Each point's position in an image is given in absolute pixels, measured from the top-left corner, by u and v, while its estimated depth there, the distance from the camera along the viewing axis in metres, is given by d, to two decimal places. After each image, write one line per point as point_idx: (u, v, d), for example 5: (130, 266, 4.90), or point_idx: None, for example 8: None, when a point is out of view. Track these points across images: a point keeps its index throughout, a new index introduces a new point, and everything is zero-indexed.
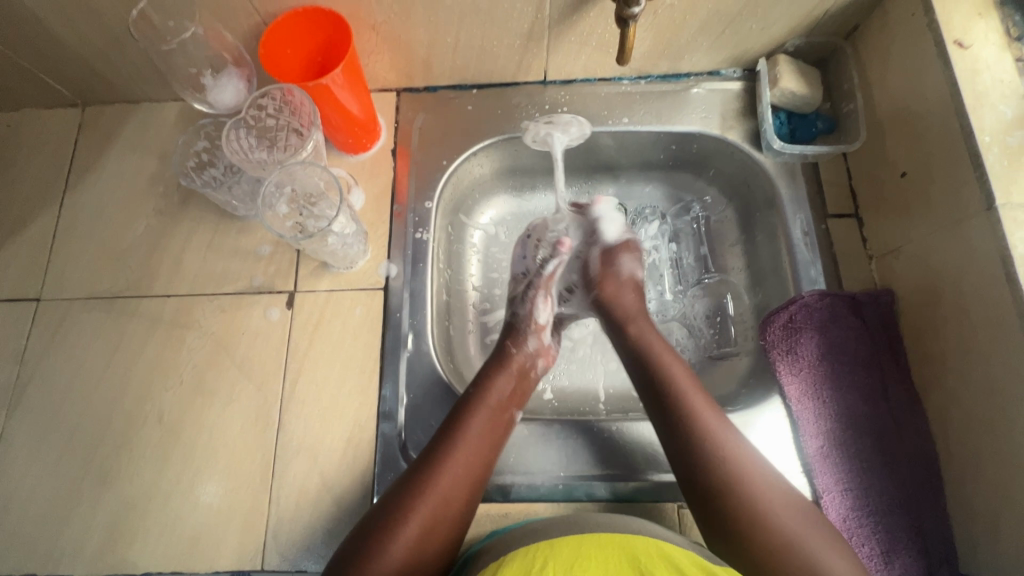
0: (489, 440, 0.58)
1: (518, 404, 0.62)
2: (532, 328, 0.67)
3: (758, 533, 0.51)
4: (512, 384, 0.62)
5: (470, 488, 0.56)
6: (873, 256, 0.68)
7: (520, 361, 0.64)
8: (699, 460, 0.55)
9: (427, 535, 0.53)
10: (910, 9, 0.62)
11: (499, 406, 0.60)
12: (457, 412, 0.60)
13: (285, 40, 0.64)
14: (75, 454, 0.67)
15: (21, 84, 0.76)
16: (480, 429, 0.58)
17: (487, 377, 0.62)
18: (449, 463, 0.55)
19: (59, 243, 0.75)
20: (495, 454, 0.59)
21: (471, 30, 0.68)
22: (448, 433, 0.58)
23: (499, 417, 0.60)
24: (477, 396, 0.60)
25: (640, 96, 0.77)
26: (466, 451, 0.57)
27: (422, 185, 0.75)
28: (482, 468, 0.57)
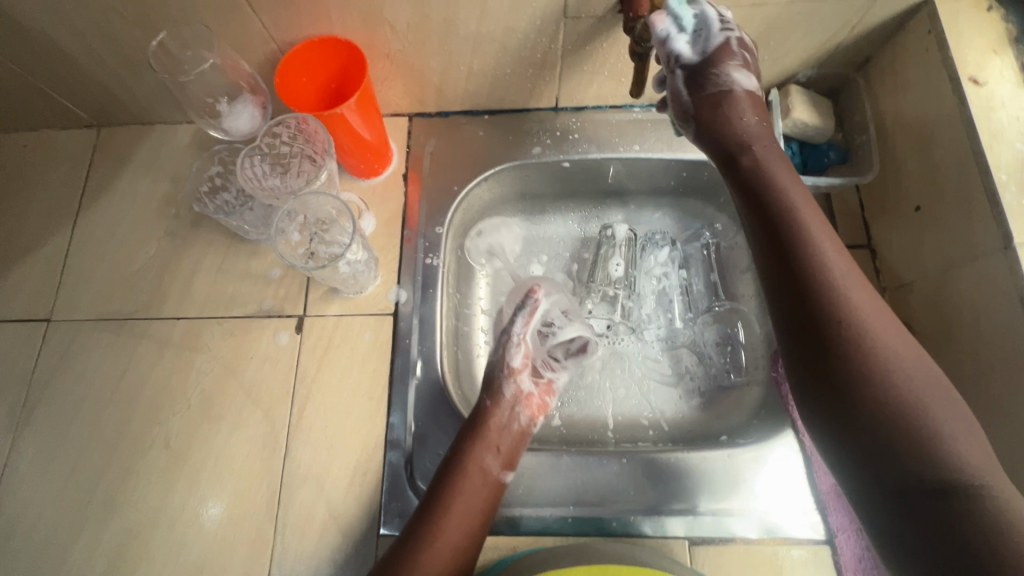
0: (472, 509, 0.58)
1: (503, 465, 0.62)
2: (510, 375, 0.67)
3: (901, 389, 0.46)
4: (492, 450, 0.61)
5: (457, 562, 0.55)
6: (886, 288, 0.68)
7: (503, 418, 0.64)
8: (875, 329, 0.49)
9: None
10: (924, 44, 0.62)
11: (480, 474, 0.60)
12: (437, 486, 0.59)
13: (301, 69, 0.65)
14: (81, 478, 0.66)
15: (38, 106, 0.77)
16: (462, 503, 0.57)
17: (467, 442, 0.61)
18: (430, 543, 0.55)
19: (71, 263, 0.75)
20: (479, 530, 0.57)
21: (484, 59, 0.68)
22: (429, 510, 0.57)
23: (482, 484, 0.59)
24: (457, 467, 0.60)
25: (652, 123, 0.77)
26: (449, 527, 0.56)
27: (433, 210, 0.75)
28: (465, 545, 0.56)
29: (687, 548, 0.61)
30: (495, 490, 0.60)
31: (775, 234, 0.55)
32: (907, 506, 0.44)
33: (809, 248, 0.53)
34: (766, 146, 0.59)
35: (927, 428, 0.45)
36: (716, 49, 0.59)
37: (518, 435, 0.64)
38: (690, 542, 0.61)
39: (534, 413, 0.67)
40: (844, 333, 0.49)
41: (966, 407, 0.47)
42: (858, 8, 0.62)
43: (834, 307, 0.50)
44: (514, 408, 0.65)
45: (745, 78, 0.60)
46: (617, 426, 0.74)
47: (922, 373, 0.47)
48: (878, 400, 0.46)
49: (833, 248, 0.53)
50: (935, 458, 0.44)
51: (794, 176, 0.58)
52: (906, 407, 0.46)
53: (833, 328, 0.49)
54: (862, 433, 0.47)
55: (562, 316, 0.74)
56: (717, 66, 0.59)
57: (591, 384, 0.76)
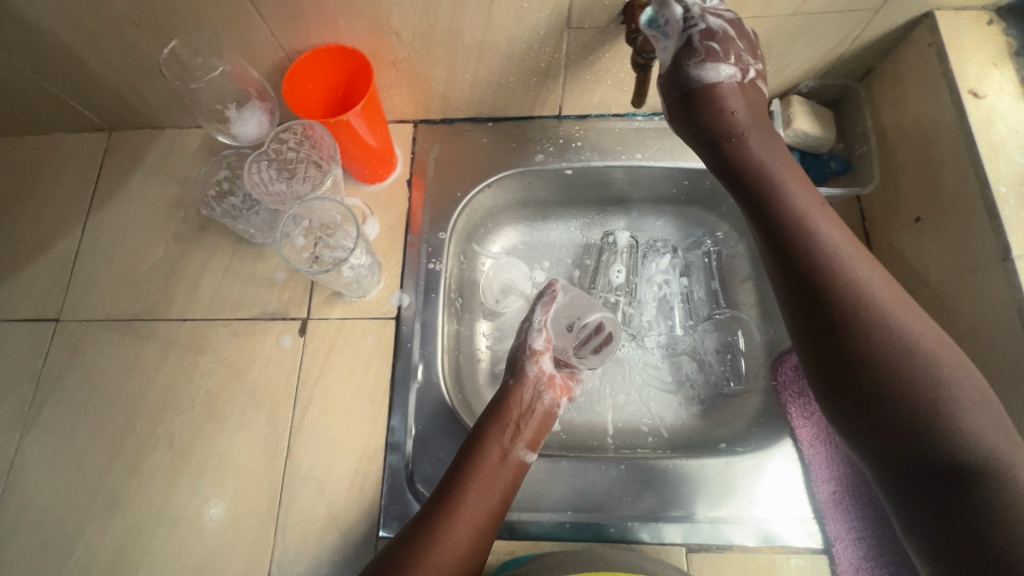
0: (496, 487, 0.58)
1: (526, 444, 0.63)
2: (532, 359, 0.67)
3: (915, 361, 0.45)
4: (513, 431, 0.62)
5: (478, 538, 0.56)
6: None
7: (526, 396, 0.64)
8: (884, 308, 0.48)
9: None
10: (925, 56, 0.63)
11: (502, 453, 0.60)
12: (460, 463, 0.60)
13: (309, 76, 0.66)
14: (86, 476, 0.67)
15: (51, 109, 0.79)
16: (484, 479, 0.58)
17: (491, 421, 0.62)
18: (451, 517, 0.55)
19: (80, 264, 0.77)
20: (499, 506, 0.58)
21: (489, 68, 0.69)
22: (450, 484, 0.58)
23: (505, 464, 0.60)
24: (480, 444, 0.61)
25: (654, 132, 0.78)
26: (471, 500, 0.57)
27: (436, 216, 0.76)
28: (485, 521, 0.56)
29: (685, 555, 0.62)
30: (518, 470, 0.61)
31: (775, 225, 0.53)
32: (922, 478, 0.44)
33: (808, 233, 0.52)
34: (760, 132, 0.58)
35: (943, 398, 0.44)
36: (692, 43, 0.56)
37: (540, 416, 0.65)
38: (687, 549, 0.62)
39: (559, 394, 0.67)
40: (849, 307, 0.48)
41: (976, 377, 0.46)
42: (859, 21, 0.62)
43: (838, 292, 0.49)
44: (537, 388, 0.65)
45: (726, 67, 0.57)
46: (616, 432, 0.74)
47: (937, 346, 0.46)
48: (894, 373, 0.45)
49: (830, 226, 0.52)
50: (951, 426, 0.43)
51: (789, 162, 0.57)
52: (921, 377, 0.45)
53: (835, 303, 0.49)
54: (878, 411, 0.46)
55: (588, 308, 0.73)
56: (692, 61, 0.56)
57: (591, 390, 0.76)
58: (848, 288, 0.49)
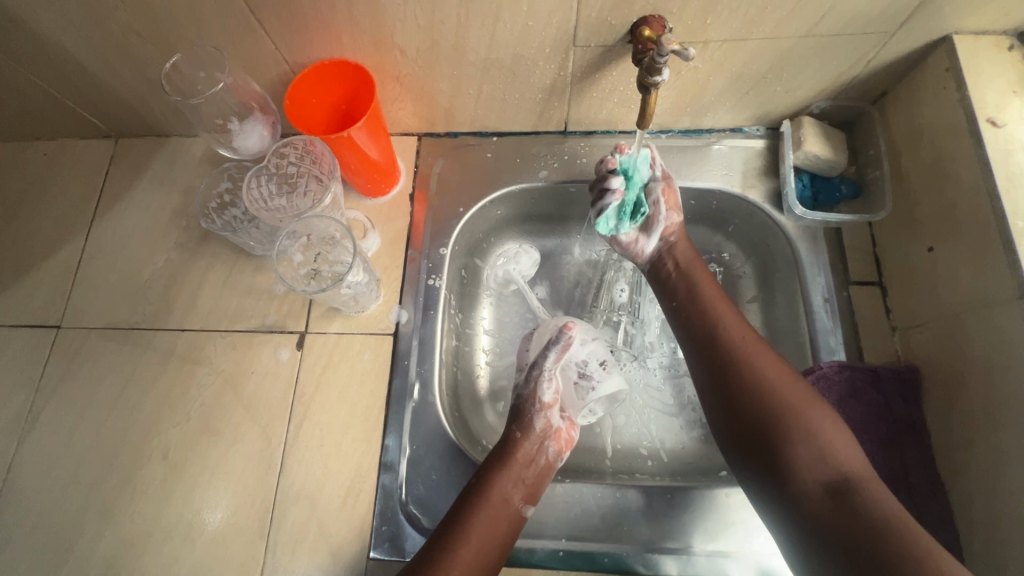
0: (491, 538, 0.57)
1: (526, 497, 0.61)
2: (540, 413, 0.65)
3: (807, 430, 0.55)
4: (517, 481, 0.60)
5: None
6: (896, 328, 0.66)
7: (528, 454, 0.62)
8: (783, 393, 0.57)
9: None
10: (941, 82, 0.61)
11: (504, 502, 0.59)
12: (459, 511, 0.58)
13: (311, 90, 0.66)
14: (81, 485, 0.67)
15: (59, 116, 0.79)
16: (483, 530, 0.57)
17: (493, 468, 0.61)
18: (447, 568, 0.54)
19: (82, 271, 0.77)
20: (496, 559, 0.57)
21: (494, 84, 0.68)
22: (449, 534, 0.56)
23: (503, 514, 0.58)
24: (483, 492, 0.59)
25: (660, 150, 0.76)
26: (467, 550, 0.55)
27: (437, 231, 0.75)
28: (481, 572, 0.55)
29: None
30: (516, 522, 0.59)
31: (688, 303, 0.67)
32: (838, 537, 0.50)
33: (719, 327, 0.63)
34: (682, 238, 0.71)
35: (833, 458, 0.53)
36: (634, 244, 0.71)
37: (541, 467, 0.63)
38: None
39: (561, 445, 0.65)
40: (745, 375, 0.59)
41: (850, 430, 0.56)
42: (874, 44, 0.60)
43: (749, 394, 0.58)
44: (542, 443, 0.64)
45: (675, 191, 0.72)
46: (615, 455, 0.72)
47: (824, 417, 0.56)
48: (790, 440, 0.55)
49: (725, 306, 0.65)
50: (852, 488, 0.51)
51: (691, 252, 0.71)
52: (817, 447, 0.54)
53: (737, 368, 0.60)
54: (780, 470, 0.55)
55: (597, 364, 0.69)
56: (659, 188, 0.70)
57: None
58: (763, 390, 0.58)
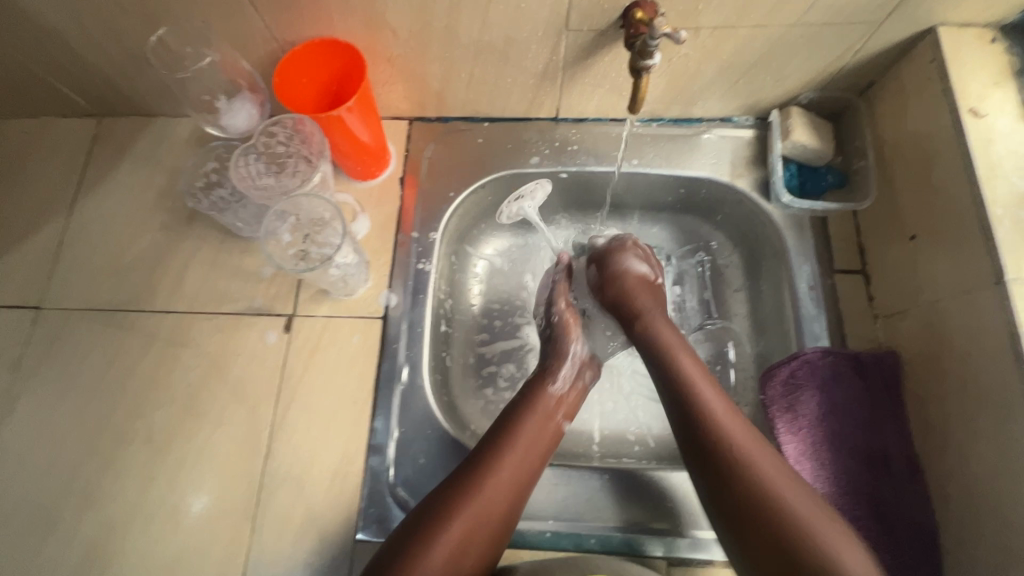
0: (539, 445, 0.59)
1: (567, 412, 0.65)
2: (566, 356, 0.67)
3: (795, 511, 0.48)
4: (561, 399, 0.64)
5: (514, 495, 0.55)
6: (878, 315, 0.68)
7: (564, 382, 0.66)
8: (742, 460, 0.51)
9: (470, 536, 0.52)
10: (926, 73, 0.62)
11: (549, 412, 0.62)
12: (505, 420, 0.60)
13: (301, 70, 0.65)
14: (62, 468, 0.66)
15: (40, 94, 0.77)
16: (532, 436, 0.59)
17: (537, 384, 0.65)
18: (498, 468, 0.55)
19: (64, 252, 0.76)
20: (541, 465, 0.59)
21: (485, 68, 0.68)
22: (496, 437, 0.58)
23: (549, 424, 0.61)
24: (528, 403, 0.62)
25: (651, 138, 0.77)
26: (515, 453, 0.57)
27: (427, 215, 0.75)
28: (530, 475, 0.57)
29: (666, 567, 0.61)
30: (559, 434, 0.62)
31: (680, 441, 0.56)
32: None
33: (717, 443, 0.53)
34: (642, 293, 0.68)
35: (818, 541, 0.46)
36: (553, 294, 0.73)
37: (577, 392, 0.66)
38: (668, 562, 0.61)
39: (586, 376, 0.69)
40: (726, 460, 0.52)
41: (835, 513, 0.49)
42: (861, 34, 0.61)
43: (729, 476, 0.51)
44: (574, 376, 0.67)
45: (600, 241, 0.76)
46: (602, 441, 0.73)
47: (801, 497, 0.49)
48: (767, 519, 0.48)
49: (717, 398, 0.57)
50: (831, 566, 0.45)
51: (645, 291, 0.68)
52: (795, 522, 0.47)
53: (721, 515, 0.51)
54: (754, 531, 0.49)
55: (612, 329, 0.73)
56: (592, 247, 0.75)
57: None
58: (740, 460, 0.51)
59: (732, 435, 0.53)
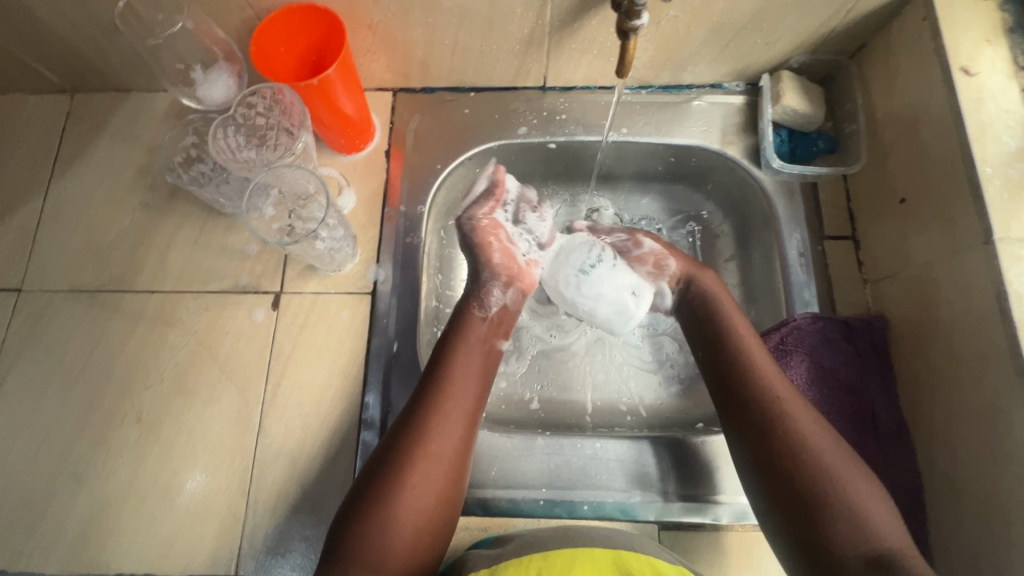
0: (475, 372, 0.59)
1: (497, 335, 0.64)
2: (494, 278, 0.66)
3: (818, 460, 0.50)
4: (491, 324, 0.64)
5: (463, 428, 0.56)
6: (868, 281, 0.68)
7: (494, 304, 0.65)
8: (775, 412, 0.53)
9: (427, 485, 0.52)
10: (918, 32, 0.61)
11: (480, 344, 0.62)
12: (436, 361, 0.59)
13: (279, 38, 0.63)
14: (52, 450, 0.66)
15: (9, 69, 0.74)
16: (464, 368, 0.59)
17: (465, 318, 0.63)
18: (439, 409, 0.55)
19: (42, 232, 0.74)
20: (480, 395, 0.59)
21: (470, 34, 0.66)
22: (432, 379, 0.57)
23: (482, 350, 0.61)
24: (458, 339, 0.61)
25: (641, 106, 0.75)
26: (454, 386, 0.57)
27: (415, 188, 0.74)
28: (472, 407, 0.57)
29: (657, 532, 0.62)
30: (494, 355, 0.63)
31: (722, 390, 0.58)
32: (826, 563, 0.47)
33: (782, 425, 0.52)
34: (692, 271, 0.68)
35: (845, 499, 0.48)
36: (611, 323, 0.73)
37: (510, 312, 0.66)
38: (660, 525, 0.62)
39: (521, 290, 0.68)
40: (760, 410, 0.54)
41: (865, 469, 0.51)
42: None
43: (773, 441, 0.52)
44: (501, 295, 0.66)
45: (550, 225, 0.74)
46: (595, 411, 0.74)
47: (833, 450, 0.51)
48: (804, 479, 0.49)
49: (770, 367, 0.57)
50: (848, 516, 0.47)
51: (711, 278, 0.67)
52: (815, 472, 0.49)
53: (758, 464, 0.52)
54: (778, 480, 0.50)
55: (622, 288, 0.68)
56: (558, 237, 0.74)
57: (572, 368, 0.76)
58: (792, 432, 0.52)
59: (786, 412, 0.53)
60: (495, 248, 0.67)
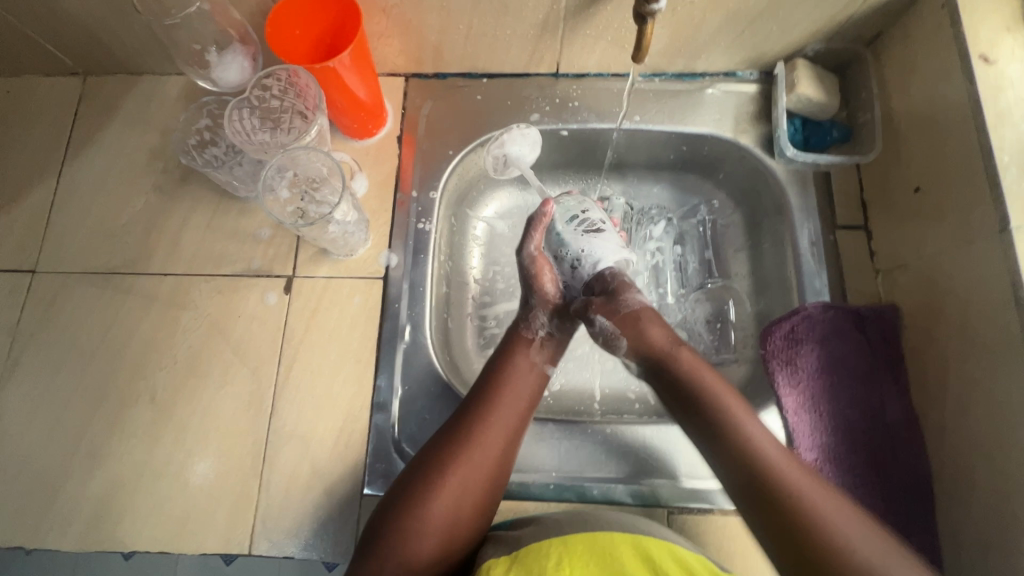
0: (526, 391, 0.59)
1: (550, 355, 0.64)
2: (543, 303, 0.65)
3: (763, 463, 0.50)
4: (544, 342, 0.64)
5: (507, 444, 0.56)
6: (879, 271, 0.68)
7: (543, 323, 0.65)
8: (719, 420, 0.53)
9: (465, 491, 0.53)
10: (937, 19, 0.61)
11: (531, 361, 0.62)
12: (489, 371, 0.60)
13: (295, 21, 0.62)
14: (67, 428, 0.66)
15: (23, 50, 0.74)
16: (517, 384, 0.59)
17: (517, 333, 0.64)
18: (486, 419, 0.56)
19: (56, 214, 0.74)
20: (528, 413, 0.59)
21: (484, 18, 0.66)
22: (485, 386, 0.59)
23: (534, 369, 0.61)
24: (510, 355, 0.62)
25: (653, 94, 0.75)
26: (504, 402, 0.57)
27: (427, 173, 0.74)
28: (518, 423, 0.57)
29: (668, 516, 0.62)
30: (546, 376, 0.62)
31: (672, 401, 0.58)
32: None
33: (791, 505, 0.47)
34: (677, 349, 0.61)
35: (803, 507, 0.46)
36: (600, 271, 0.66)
37: (557, 340, 0.65)
38: (669, 511, 0.62)
39: (575, 316, 0.69)
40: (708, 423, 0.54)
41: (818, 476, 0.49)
42: None
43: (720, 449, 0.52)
44: (554, 318, 0.66)
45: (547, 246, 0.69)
46: (604, 398, 0.75)
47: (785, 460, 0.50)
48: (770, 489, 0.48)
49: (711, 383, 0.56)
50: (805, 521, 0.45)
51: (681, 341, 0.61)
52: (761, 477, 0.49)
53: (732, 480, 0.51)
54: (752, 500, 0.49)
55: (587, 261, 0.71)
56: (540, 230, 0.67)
57: (581, 355, 0.77)
58: (806, 520, 0.46)
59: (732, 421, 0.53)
60: (544, 270, 0.66)
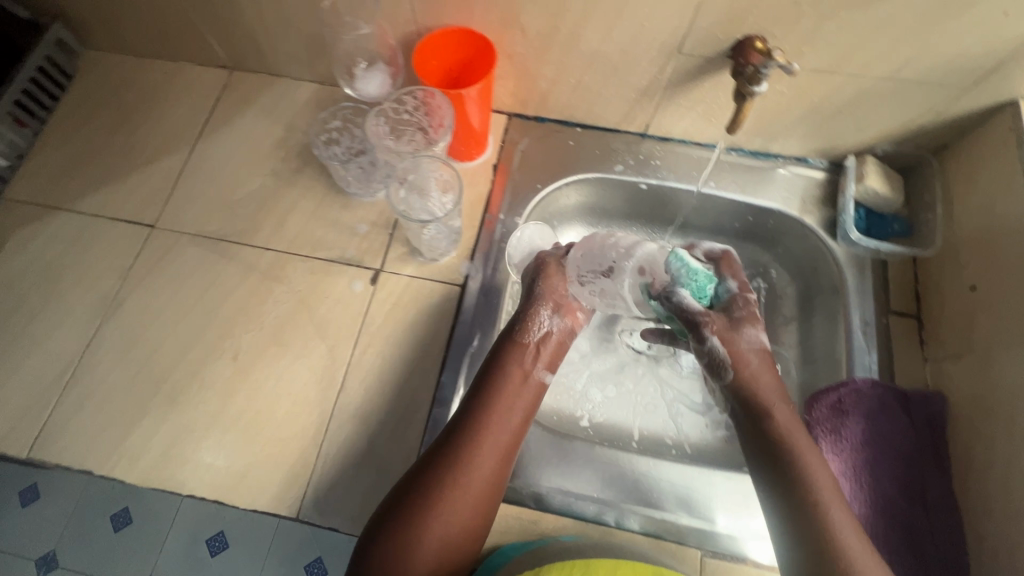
0: (516, 407, 0.61)
1: (544, 366, 0.65)
2: (543, 303, 0.66)
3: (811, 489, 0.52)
4: (534, 356, 0.65)
5: (498, 464, 0.58)
6: (928, 360, 0.71)
7: (539, 329, 0.66)
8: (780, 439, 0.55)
9: (455, 515, 0.54)
10: (1002, 140, 0.67)
11: (522, 377, 0.63)
12: (480, 388, 0.61)
13: (434, 53, 0.73)
14: (152, 370, 0.72)
15: (189, 41, 0.86)
16: (506, 402, 0.60)
17: (511, 347, 0.64)
18: (475, 442, 0.57)
19: (182, 181, 0.83)
20: (518, 432, 0.60)
21: (594, 76, 0.75)
22: (473, 406, 0.59)
23: (526, 387, 0.63)
24: (501, 371, 0.62)
25: (730, 165, 0.83)
26: (493, 423, 0.59)
27: (515, 200, 0.81)
28: (507, 445, 0.59)
29: (701, 559, 0.63)
30: (539, 389, 0.64)
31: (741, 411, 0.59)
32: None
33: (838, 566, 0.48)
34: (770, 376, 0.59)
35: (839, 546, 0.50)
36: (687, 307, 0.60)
37: (556, 342, 0.67)
38: (703, 553, 0.63)
39: (570, 324, 0.68)
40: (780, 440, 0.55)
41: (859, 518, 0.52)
42: (945, 96, 0.68)
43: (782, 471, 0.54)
44: (548, 320, 0.66)
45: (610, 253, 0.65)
46: (642, 439, 0.77)
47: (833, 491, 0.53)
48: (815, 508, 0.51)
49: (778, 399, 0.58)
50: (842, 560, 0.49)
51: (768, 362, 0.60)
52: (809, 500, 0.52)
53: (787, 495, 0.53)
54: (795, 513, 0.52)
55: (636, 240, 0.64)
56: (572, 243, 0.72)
57: (625, 394, 0.80)
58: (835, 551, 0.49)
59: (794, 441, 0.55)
60: (556, 273, 0.67)
